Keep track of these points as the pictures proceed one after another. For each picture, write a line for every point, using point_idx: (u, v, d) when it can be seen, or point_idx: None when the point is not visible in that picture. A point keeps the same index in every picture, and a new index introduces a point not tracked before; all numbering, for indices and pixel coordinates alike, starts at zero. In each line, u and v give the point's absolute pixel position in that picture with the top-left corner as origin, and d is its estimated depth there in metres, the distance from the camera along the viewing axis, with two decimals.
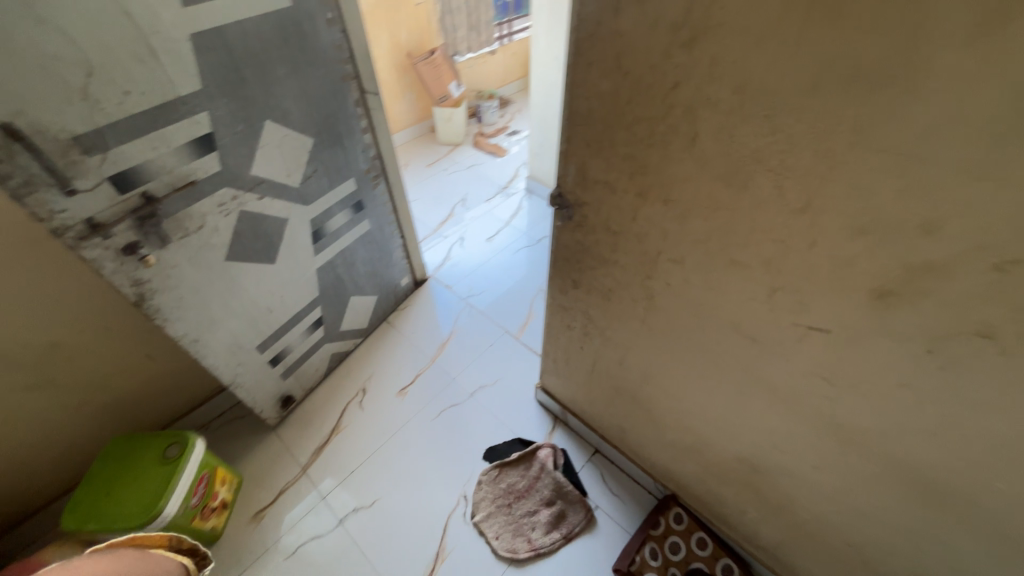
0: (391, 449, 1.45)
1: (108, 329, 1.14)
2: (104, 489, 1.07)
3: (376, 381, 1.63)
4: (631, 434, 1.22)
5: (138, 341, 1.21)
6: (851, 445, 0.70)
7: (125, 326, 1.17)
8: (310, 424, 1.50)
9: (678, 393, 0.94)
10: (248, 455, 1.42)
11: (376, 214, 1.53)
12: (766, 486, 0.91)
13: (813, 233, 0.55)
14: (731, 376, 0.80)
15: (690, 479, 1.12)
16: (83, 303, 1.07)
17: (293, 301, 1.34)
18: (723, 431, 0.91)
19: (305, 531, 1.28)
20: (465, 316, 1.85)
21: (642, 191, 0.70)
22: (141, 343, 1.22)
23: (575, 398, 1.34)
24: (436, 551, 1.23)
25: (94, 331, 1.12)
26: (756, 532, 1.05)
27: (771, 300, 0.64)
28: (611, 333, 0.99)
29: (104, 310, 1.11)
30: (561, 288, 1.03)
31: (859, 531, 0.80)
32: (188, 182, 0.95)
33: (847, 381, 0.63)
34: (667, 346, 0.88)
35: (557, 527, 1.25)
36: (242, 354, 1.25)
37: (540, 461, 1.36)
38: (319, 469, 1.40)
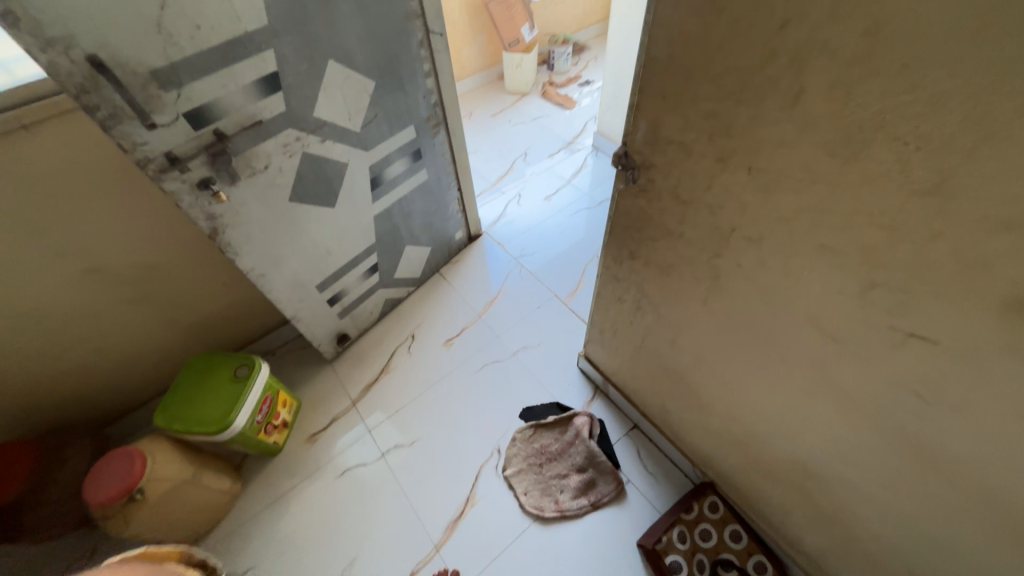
0: (434, 395, 1.51)
1: (191, 257, 1.25)
2: (186, 397, 1.22)
3: (425, 330, 1.68)
4: (674, 416, 1.16)
5: (215, 270, 1.32)
6: (935, 470, 0.60)
7: (204, 256, 1.27)
8: (362, 363, 1.60)
9: (732, 382, 0.87)
10: (307, 383, 1.56)
11: (434, 164, 1.51)
12: (819, 493, 0.83)
13: (938, 222, 0.44)
14: (798, 374, 0.71)
15: (732, 470, 1.06)
16: (169, 232, 1.17)
17: (350, 245, 1.38)
18: (779, 430, 0.83)
19: (352, 458, 1.39)
20: (515, 275, 1.83)
21: (722, 155, 0.60)
22: (218, 272, 1.33)
23: (619, 371, 1.30)
24: (467, 496, 1.29)
25: (179, 258, 1.23)
26: (799, 537, 0.98)
27: (865, 298, 0.54)
28: (665, 311, 0.92)
29: (187, 239, 1.21)
30: (615, 257, 0.97)
31: (925, 560, 0.71)
32: (255, 121, 0.97)
33: (948, 402, 0.53)
34: (727, 332, 0.80)
35: (585, 493, 1.25)
36: (303, 292, 1.33)
37: (576, 429, 1.35)
38: (367, 405, 1.50)
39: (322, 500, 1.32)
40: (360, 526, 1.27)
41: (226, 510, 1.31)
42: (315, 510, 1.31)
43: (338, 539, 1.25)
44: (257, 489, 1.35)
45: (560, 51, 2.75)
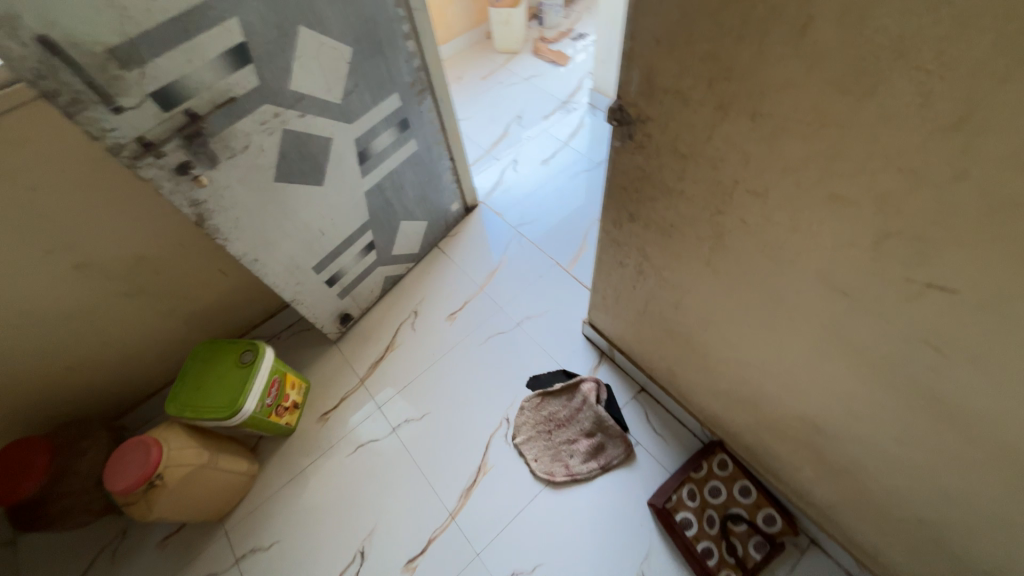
0: (440, 370, 1.51)
1: (183, 246, 1.23)
2: (194, 385, 1.23)
3: (427, 305, 1.67)
4: (680, 378, 1.16)
5: (209, 258, 1.30)
6: (950, 423, 0.58)
7: (196, 244, 1.25)
8: (366, 341, 1.60)
9: (739, 343, 0.85)
10: (314, 364, 1.57)
11: (423, 133, 1.44)
12: (829, 448, 0.83)
13: (962, 161, 0.40)
14: (807, 332, 0.68)
15: (741, 429, 1.06)
16: (157, 222, 1.15)
17: (343, 224, 1.35)
18: (787, 388, 0.82)
19: (364, 434, 1.42)
20: (515, 245, 1.79)
21: (723, 102, 0.55)
22: (212, 259, 1.31)
23: (624, 336, 1.28)
24: (479, 465, 1.32)
25: (171, 248, 1.21)
26: (809, 490, 0.99)
27: (878, 249, 0.51)
28: (668, 273, 0.89)
29: (176, 228, 1.19)
30: (614, 220, 0.93)
31: (937, 510, 0.71)
32: (228, 98, 0.92)
33: (966, 354, 0.51)
34: (733, 292, 0.77)
35: (595, 457, 1.27)
36: (300, 275, 1.31)
37: (583, 395, 1.35)
38: (375, 383, 1.51)
39: (338, 476, 1.36)
40: (376, 498, 1.30)
41: (247, 489, 1.35)
42: (332, 486, 1.34)
43: (357, 511, 1.29)
44: (274, 468, 1.39)
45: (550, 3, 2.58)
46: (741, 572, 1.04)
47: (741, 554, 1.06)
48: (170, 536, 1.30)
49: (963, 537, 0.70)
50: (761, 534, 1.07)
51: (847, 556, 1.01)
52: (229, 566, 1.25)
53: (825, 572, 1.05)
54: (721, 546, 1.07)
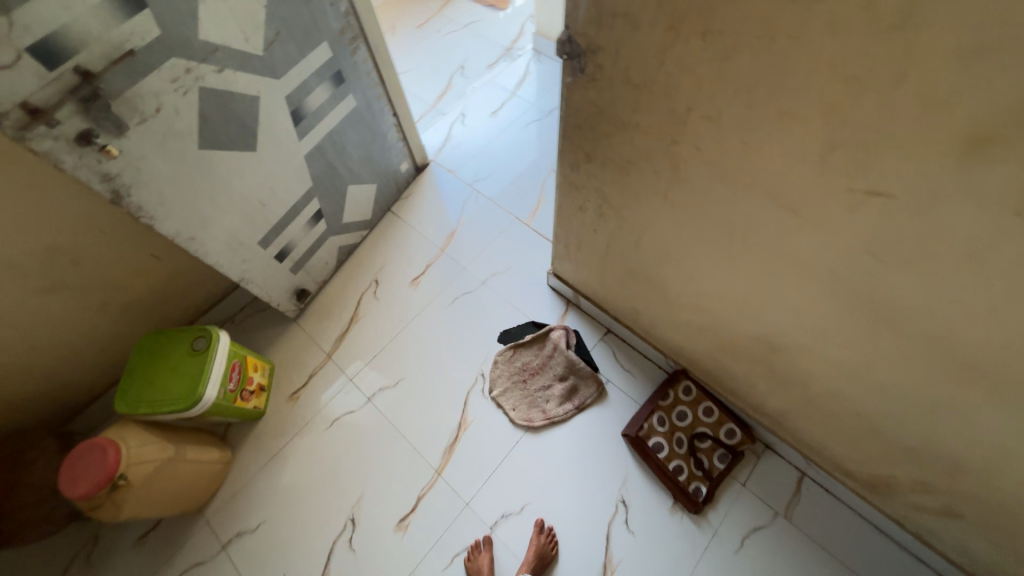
0: (409, 336, 1.49)
1: (102, 230, 1.10)
2: (145, 378, 1.15)
3: (387, 272, 1.62)
4: (644, 316, 1.20)
5: (137, 241, 1.18)
6: (885, 322, 0.64)
7: (118, 226, 1.13)
8: (328, 315, 1.54)
9: (697, 274, 0.88)
10: (274, 345, 1.50)
11: (361, 87, 1.34)
12: (781, 362, 0.90)
13: (902, 63, 0.41)
14: (760, 254, 0.72)
15: (702, 356, 1.13)
16: (65, 205, 1.02)
17: (285, 192, 1.25)
18: (743, 311, 0.87)
19: (338, 408, 1.40)
20: (472, 202, 1.75)
21: (673, 23, 0.54)
22: (141, 243, 1.19)
23: (588, 282, 1.30)
24: (459, 422, 1.34)
25: (89, 233, 1.09)
26: (763, 402, 1.08)
27: (824, 162, 0.53)
28: (627, 213, 0.90)
29: (91, 210, 1.06)
30: (571, 163, 0.91)
31: (873, 402, 0.79)
32: (126, 52, 0.80)
33: (900, 256, 0.55)
34: (690, 224, 0.79)
35: (570, 399, 1.32)
36: (245, 252, 1.22)
37: (553, 342, 1.39)
38: (343, 356, 1.48)
39: (317, 451, 1.34)
40: (360, 467, 1.31)
41: (222, 477, 1.31)
42: (313, 462, 1.33)
43: (341, 482, 1.29)
44: (249, 453, 1.35)
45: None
46: (708, 482, 1.15)
47: (708, 467, 1.16)
48: (147, 534, 1.26)
49: (894, 423, 0.79)
50: (723, 447, 1.17)
51: (797, 456, 1.13)
52: (216, 553, 1.23)
53: (780, 471, 1.17)
54: (689, 463, 1.17)
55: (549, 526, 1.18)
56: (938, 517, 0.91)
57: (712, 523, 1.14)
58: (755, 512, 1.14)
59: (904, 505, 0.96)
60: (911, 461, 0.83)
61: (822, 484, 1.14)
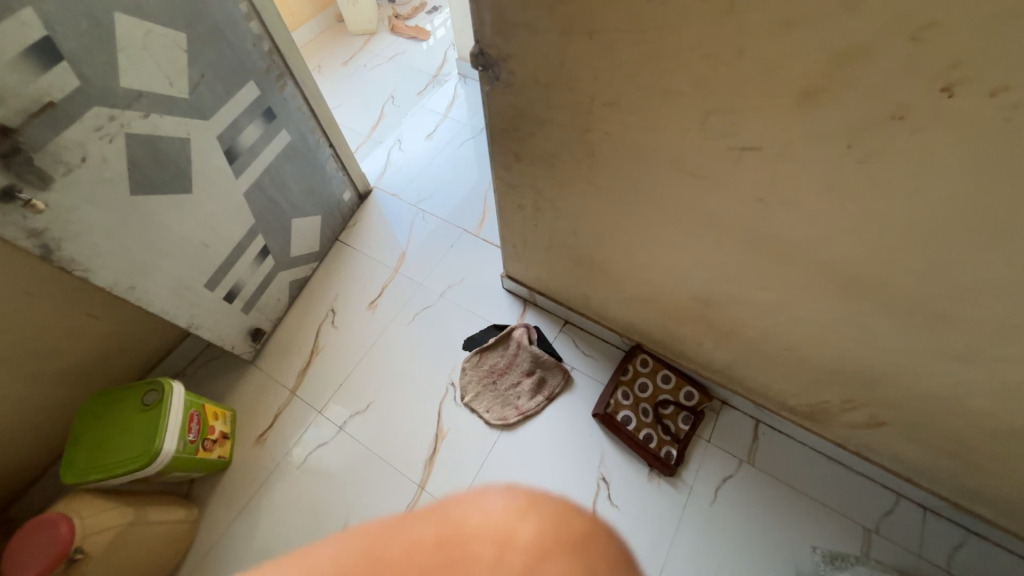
0: (374, 358, 1.50)
1: (29, 293, 1.05)
2: (94, 444, 1.09)
3: (343, 300, 1.62)
4: (595, 299, 1.29)
5: (69, 300, 1.13)
6: (784, 258, 0.76)
7: (47, 286, 1.07)
8: (288, 352, 1.52)
9: (630, 248, 0.98)
10: (233, 390, 1.45)
11: (293, 122, 1.37)
12: (716, 316, 1.01)
13: (740, 39, 0.52)
14: (677, 218, 0.82)
15: (652, 327, 1.22)
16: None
17: (227, 232, 1.25)
18: (674, 275, 0.97)
19: (310, 442, 1.37)
20: (419, 222, 1.80)
21: (565, 27, 0.63)
22: (74, 302, 1.14)
23: (539, 277, 1.38)
24: (435, 432, 1.35)
25: (14, 298, 1.03)
26: (711, 360, 1.19)
27: (705, 128, 0.63)
28: (560, 203, 0.99)
29: (16, 274, 1.01)
30: (503, 166, 0.99)
31: (795, 335, 0.91)
32: (45, 104, 0.80)
33: (780, 198, 0.66)
34: (615, 202, 0.88)
35: (540, 391, 1.37)
36: (192, 296, 1.19)
37: (516, 340, 1.45)
38: (308, 389, 1.45)
39: (293, 490, 1.30)
40: (340, 496, 1.28)
41: (191, 538, 1.24)
42: (290, 501, 1.29)
43: (323, 516, 1.26)
44: (219, 507, 1.28)
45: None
46: (677, 444, 1.23)
47: (675, 430, 1.25)
48: None
49: (815, 350, 0.91)
50: (685, 409, 1.26)
51: (749, 404, 1.24)
52: None
53: (738, 423, 1.28)
54: (658, 430, 1.25)
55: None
56: (869, 430, 1.03)
57: (687, 482, 1.22)
58: (723, 464, 1.23)
59: (842, 426, 1.07)
60: (836, 382, 0.95)
61: (775, 426, 1.25)
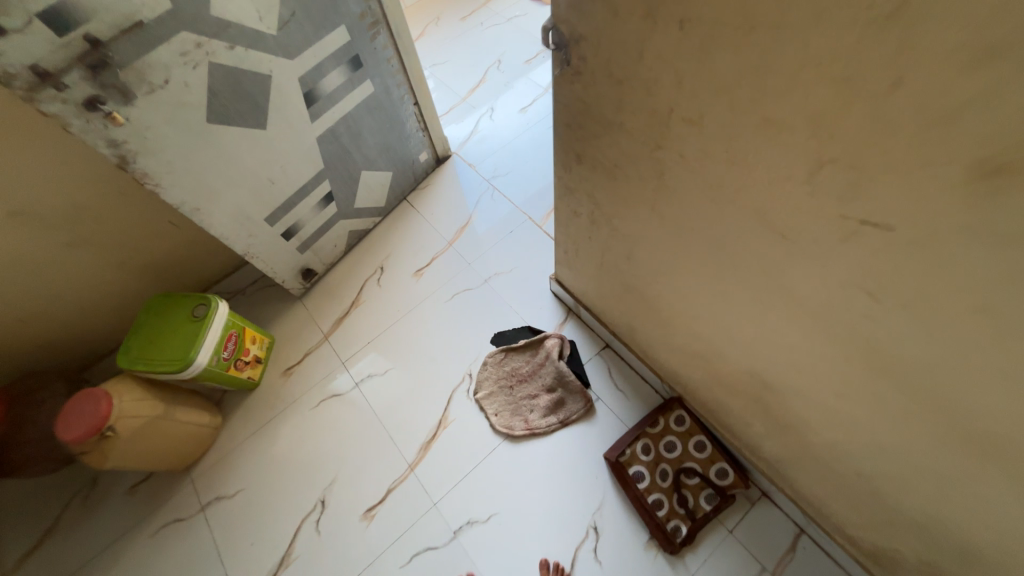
0: (404, 326, 1.49)
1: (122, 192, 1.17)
2: (146, 338, 1.21)
3: (394, 261, 1.62)
4: (641, 335, 1.12)
5: (155, 206, 1.24)
6: (883, 372, 0.55)
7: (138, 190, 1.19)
8: (332, 297, 1.57)
9: (687, 295, 0.81)
10: (279, 319, 1.55)
11: (380, 74, 1.34)
12: (774, 403, 0.80)
13: (899, 64, 0.34)
14: (750, 281, 0.64)
15: (699, 386, 1.03)
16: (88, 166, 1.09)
17: (295, 173, 1.28)
18: (731, 341, 0.78)
19: (326, 389, 1.42)
20: (486, 199, 1.72)
21: (650, 9, 0.47)
22: (159, 209, 1.25)
23: (587, 292, 1.23)
24: (439, 418, 1.32)
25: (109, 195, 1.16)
26: (759, 445, 0.98)
27: (813, 181, 0.45)
28: (618, 222, 0.83)
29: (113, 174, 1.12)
30: (564, 165, 0.86)
31: (872, 463, 0.69)
32: (135, 23, 0.83)
33: (900, 300, 0.47)
34: (678, 239, 0.71)
35: (554, 412, 1.26)
36: (252, 227, 1.26)
37: (546, 350, 1.34)
38: (339, 338, 1.50)
39: (300, 429, 1.37)
40: (337, 449, 1.32)
41: (211, 441, 1.36)
42: (294, 438, 1.35)
43: (318, 462, 1.31)
44: (239, 421, 1.40)
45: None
46: (689, 522, 1.06)
47: (691, 506, 1.07)
48: (140, 484, 1.33)
49: (896, 490, 0.68)
50: (712, 487, 1.07)
51: (794, 509, 1.01)
52: (194, 513, 1.29)
53: (774, 523, 1.06)
54: (672, 499, 1.08)
55: (557, 563, 1.09)
56: None
57: (688, 568, 1.05)
58: (738, 565, 1.04)
59: None
60: (917, 538, 0.72)
61: (820, 544, 1.02)
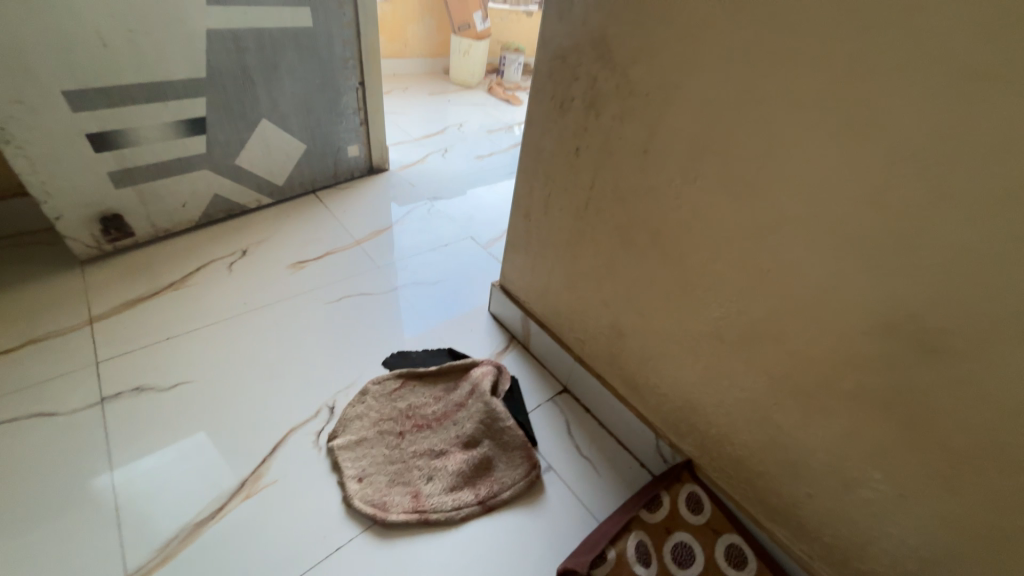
0: (242, 327, 0.91)
1: None
2: None
3: (267, 247, 1.12)
4: (631, 342, 0.70)
5: None
6: None
7: None
8: (140, 272, 0.99)
9: (762, 169, 0.46)
10: (22, 285, 0.92)
11: (324, 12, 1.09)
12: (948, 376, 0.41)
13: None
14: (929, 55, 0.34)
15: (735, 415, 0.60)
16: None
17: (150, 52, 0.88)
18: (855, 238, 0.42)
19: (35, 402, 0.74)
20: (420, 212, 1.35)
21: None
22: None
23: (550, 288, 0.82)
24: (246, 477, 0.69)
25: None
26: (853, 536, 0.53)
27: None
28: (640, 69, 0.52)
29: None
30: (562, 2, 0.57)
31: None
32: None
33: None
34: (767, 31, 0.41)
35: (469, 484, 0.69)
36: (28, 89, 0.78)
37: (472, 382, 0.81)
38: (114, 328, 0.87)
39: None
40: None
41: None
42: None
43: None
44: None
45: (511, 58, 2.45)
46: None
47: None
48: None
49: None
50: None
51: None
52: None
53: None
54: None
55: None
56: None
57: None
58: None
59: None
60: None
61: None
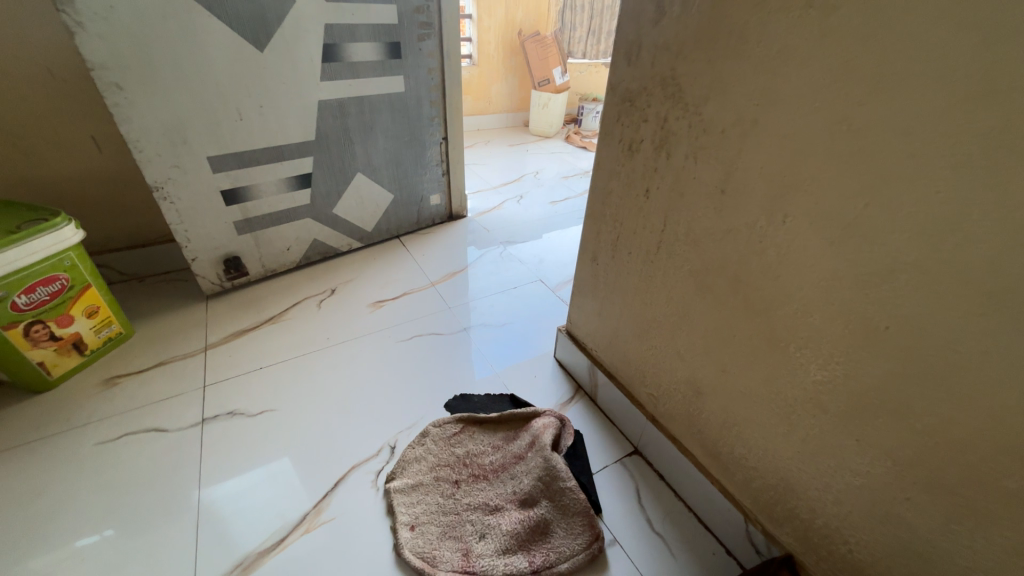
0: (323, 360, 0.98)
1: (64, 83, 0.97)
2: None
3: (352, 287, 1.21)
4: (712, 403, 0.61)
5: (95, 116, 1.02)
6: None
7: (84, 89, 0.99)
8: (248, 307, 1.12)
9: (870, 209, 0.39)
10: (162, 315, 1.09)
11: (415, 79, 1.22)
12: None
13: None
14: None
15: (849, 506, 0.48)
16: (38, 35, 0.91)
17: (274, 123, 1.04)
18: (1007, 293, 0.33)
19: (154, 417, 0.85)
20: (492, 256, 1.39)
21: None
22: (99, 123, 1.03)
23: (618, 336, 0.77)
24: (308, 510, 0.71)
25: (44, 78, 0.95)
26: None
27: None
28: (714, 107, 0.49)
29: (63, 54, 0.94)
30: (630, 48, 0.57)
31: None
32: None
33: None
34: (863, 57, 0.36)
35: (523, 548, 0.64)
36: (184, 157, 0.96)
37: (533, 433, 0.77)
38: (221, 356, 0.98)
39: (58, 470, 0.76)
40: (94, 525, 0.69)
41: None
42: (32, 486, 0.74)
43: (40, 537, 0.67)
44: None
45: (590, 107, 2.51)
46: None
47: None
48: None
49: None
50: None
51: None
52: None
53: None
54: None
55: None
56: None
57: None
58: None
59: None
60: None
61: None
